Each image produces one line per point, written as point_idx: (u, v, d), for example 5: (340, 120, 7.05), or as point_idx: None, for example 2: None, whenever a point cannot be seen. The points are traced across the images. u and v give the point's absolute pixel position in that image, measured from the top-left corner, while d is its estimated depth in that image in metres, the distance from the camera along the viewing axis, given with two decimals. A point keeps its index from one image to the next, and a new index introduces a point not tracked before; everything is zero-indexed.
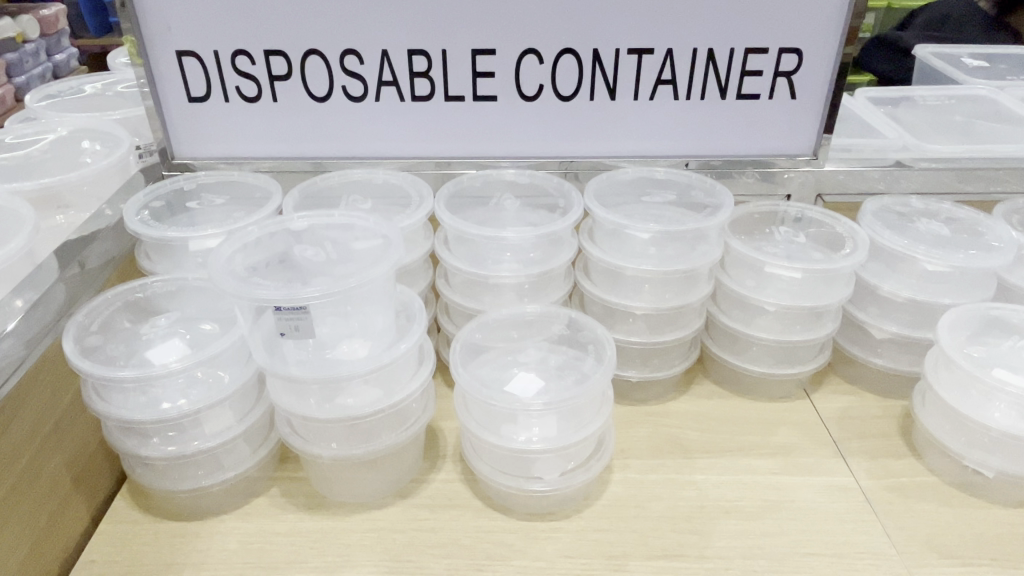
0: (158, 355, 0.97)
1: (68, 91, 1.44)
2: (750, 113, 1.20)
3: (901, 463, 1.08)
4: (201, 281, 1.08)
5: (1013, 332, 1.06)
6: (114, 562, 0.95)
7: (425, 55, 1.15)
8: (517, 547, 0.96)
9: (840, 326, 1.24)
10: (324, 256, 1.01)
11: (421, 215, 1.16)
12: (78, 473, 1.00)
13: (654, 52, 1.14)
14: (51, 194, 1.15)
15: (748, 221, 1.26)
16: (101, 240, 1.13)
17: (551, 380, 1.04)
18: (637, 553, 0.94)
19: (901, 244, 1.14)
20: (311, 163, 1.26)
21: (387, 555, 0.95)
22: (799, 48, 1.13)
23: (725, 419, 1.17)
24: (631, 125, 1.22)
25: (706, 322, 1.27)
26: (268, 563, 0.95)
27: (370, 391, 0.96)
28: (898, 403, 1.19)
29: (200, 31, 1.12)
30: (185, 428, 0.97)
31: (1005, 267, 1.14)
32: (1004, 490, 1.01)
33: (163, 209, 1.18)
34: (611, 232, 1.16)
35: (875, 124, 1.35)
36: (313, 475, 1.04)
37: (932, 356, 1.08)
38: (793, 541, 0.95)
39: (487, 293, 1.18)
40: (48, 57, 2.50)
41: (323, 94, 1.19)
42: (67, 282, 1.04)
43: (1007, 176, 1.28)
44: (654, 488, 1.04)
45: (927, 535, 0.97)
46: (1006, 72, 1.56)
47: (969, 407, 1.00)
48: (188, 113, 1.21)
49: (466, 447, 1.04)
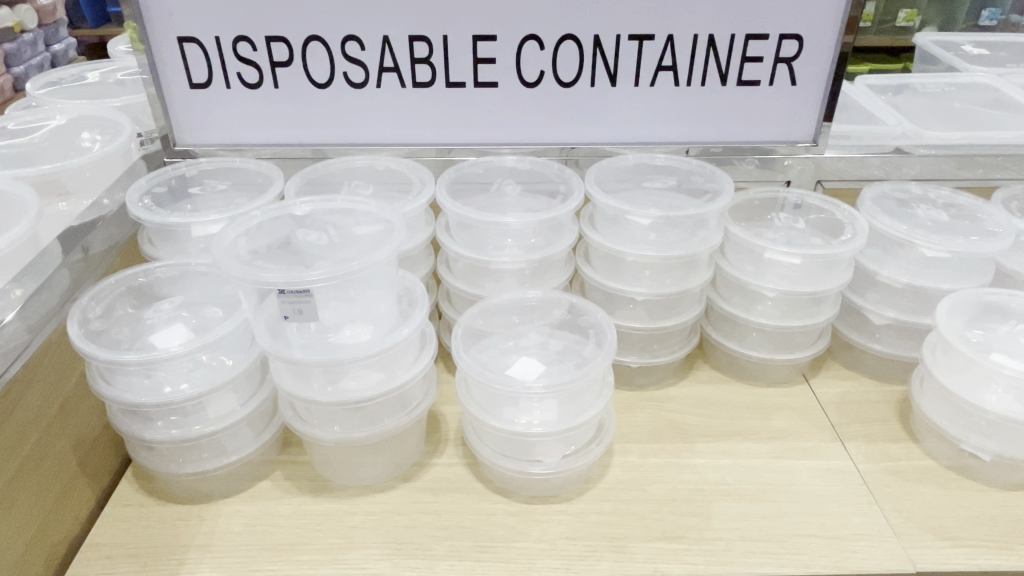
0: (162, 340, 0.98)
1: (69, 79, 1.44)
2: (750, 99, 1.20)
3: (899, 447, 1.09)
4: (203, 266, 1.09)
5: (1011, 316, 1.06)
6: (119, 544, 0.96)
7: (426, 41, 1.15)
8: (518, 529, 0.97)
9: (839, 312, 1.24)
10: (326, 240, 1.01)
11: (423, 200, 1.17)
12: (83, 456, 1.01)
13: (654, 38, 1.14)
14: (52, 181, 1.15)
15: (748, 207, 1.27)
16: (103, 226, 1.14)
17: (552, 364, 1.05)
18: (638, 535, 0.95)
19: (900, 230, 1.14)
20: (312, 150, 1.26)
21: (389, 537, 0.96)
22: (799, 34, 1.13)
23: (724, 404, 1.18)
24: (631, 111, 1.23)
25: (705, 308, 1.28)
26: (272, 544, 0.96)
27: (373, 375, 0.96)
28: (898, 388, 1.20)
29: (201, 17, 1.12)
30: (189, 411, 0.98)
31: (1004, 253, 1.15)
32: (1000, 473, 1.02)
33: (166, 194, 1.19)
34: (611, 218, 1.17)
35: (875, 111, 1.35)
36: (315, 459, 1.05)
37: (930, 341, 1.09)
38: (791, 522, 0.96)
39: (488, 279, 1.19)
40: (46, 47, 2.51)
41: (323, 81, 1.19)
42: (71, 267, 1.05)
43: (1006, 162, 1.28)
44: (654, 471, 1.05)
45: (924, 517, 0.97)
46: (1006, 59, 1.55)
47: (966, 392, 1.00)
48: (189, 100, 1.21)
49: (467, 431, 1.05)
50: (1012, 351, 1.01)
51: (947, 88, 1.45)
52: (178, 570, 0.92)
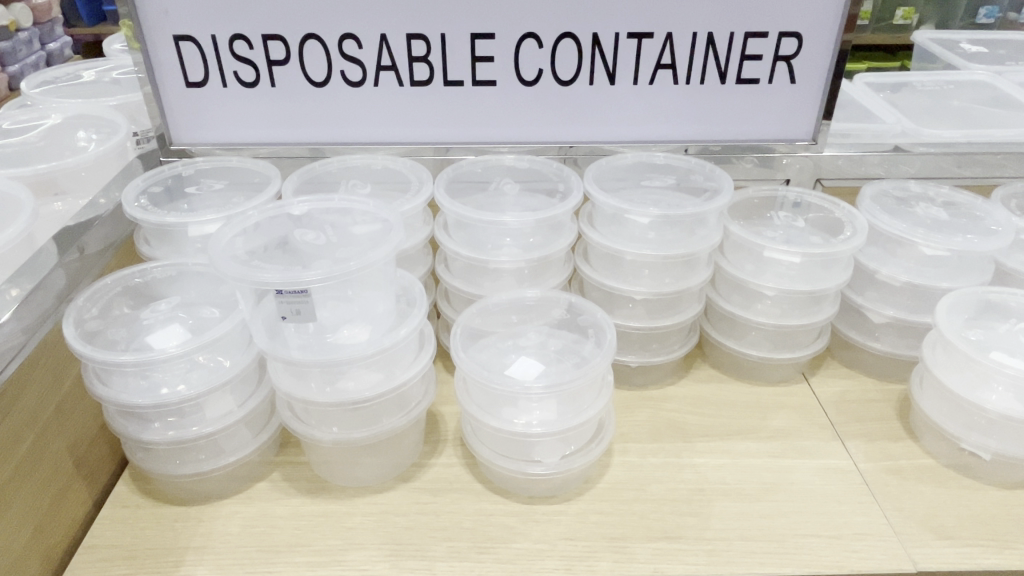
0: (158, 340, 0.97)
1: (64, 78, 1.43)
2: (750, 97, 1.20)
3: (899, 446, 1.09)
4: (200, 266, 1.09)
5: (1011, 315, 1.06)
6: (116, 546, 0.95)
7: (424, 39, 1.14)
8: (518, 530, 0.97)
9: (839, 311, 1.24)
10: (323, 239, 1.01)
11: (422, 199, 1.16)
12: (80, 458, 1.01)
13: (654, 36, 1.14)
14: (47, 180, 1.14)
15: (748, 205, 1.27)
16: (99, 226, 1.13)
17: (551, 364, 1.04)
18: (639, 536, 0.95)
19: (899, 228, 1.14)
20: (309, 149, 1.26)
21: (388, 538, 0.96)
22: (799, 31, 1.13)
23: (724, 403, 1.18)
24: (630, 109, 1.22)
25: (705, 306, 1.27)
26: (271, 545, 0.95)
27: (371, 375, 0.96)
28: (897, 387, 1.20)
29: (197, 15, 1.11)
30: (186, 413, 0.97)
31: (1003, 251, 1.14)
32: (1001, 471, 1.02)
33: (162, 193, 1.18)
34: (611, 217, 1.17)
35: (874, 109, 1.35)
36: (313, 460, 1.04)
37: (930, 339, 1.09)
38: (792, 522, 0.96)
39: (486, 278, 1.18)
40: (41, 45, 2.42)
41: (321, 79, 1.18)
42: (67, 266, 1.05)
43: (1004, 160, 1.28)
44: (654, 471, 1.05)
45: (925, 516, 0.97)
46: (1004, 57, 1.56)
47: (967, 390, 1.00)
48: (185, 99, 1.20)
49: (466, 431, 1.05)
50: (1015, 349, 1.01)
51: (946, 86, 1.45)
52: (176, 572, 0.92)
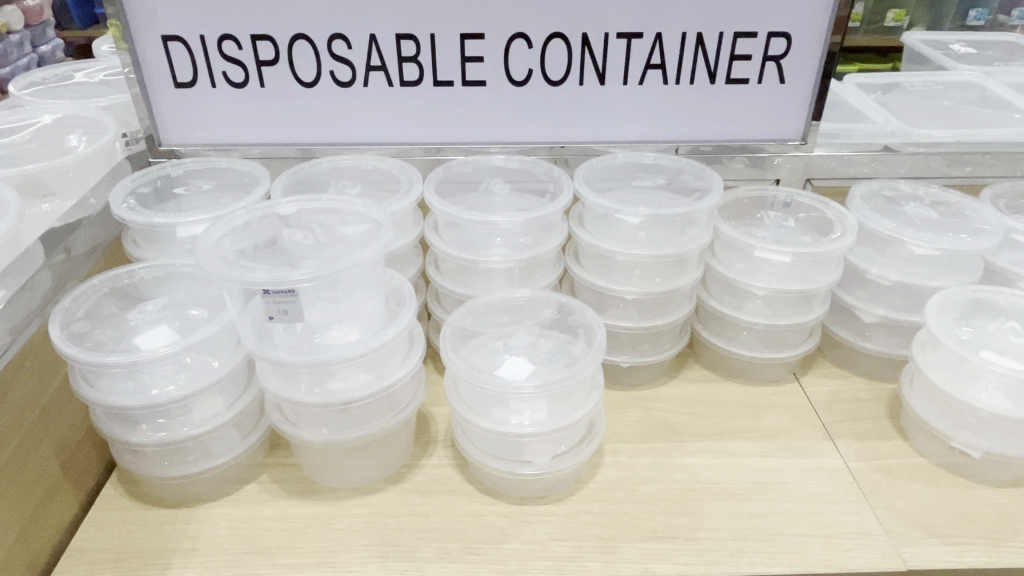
0: (146, 342, 0.93)
1: (54, 79, 1.31)
2: (739, 97, 1.24)
3: (889, 445, 1.16)
4: (190, 266, 1.03)
5: (998, 314, 1.14)
6: (103, 549, 0.95)
7: (414, 39, 1.12)
8: (507, 530, 0.99)
9: (830, 311, 1.32)
10: (312, 240, 0.99)
11: (412, 200, 1.14)
12: (66, 460, 0.98)
13: (643, 36, 1.16)
14: (34, 181, 1.07)
15: (738, 205, 1.32)
16: (86, 227, 1.05)
17: (541, 364, 1.05)
18: (630, 535, 0.98)
19: (888, 228, 1.20)
20: (300, 150, 1.21)
21: (379, 539, 0.97)
22: (788, 32, 1.17)
23: (714, 402, 1.24)
24: (620, 109, 1.24)
25: (695, 306, 1.34)
26: (259, 547, 0.96)
27: (360, 375, 0.96)
28: (887, 386, 1.27)
29: (187, 12, 1.07)
30: (174, 415, 0.97)
31: (992, 250, 1.21)
32: (988, 469, 1.09)
33: (150, 195, 1.10)
34: (601, 217, 1.20)
35: (863, 109, 1.41)
36: (302, 461, 1.06)
37: (920, 339, 1.18)
38: (781, 520, 1.01)
39: (477, 279, 1.18)
40: (31, 49, 1.98)
41: (311, 79, 1.15)
42: (53, 267, 0.98)
43: (993, 159, 1.33)
44: (645, 471, 1.09)
45: (913, 514, 1.04)
46: (994, 59, 1.54)
47: (958, 390, 1.08)
48: (173, 99, 1.15)
49: (457, 433, 1.07)
50: (1002, 352, 1.08)
51: (936, 86, 1.48)
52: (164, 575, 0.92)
